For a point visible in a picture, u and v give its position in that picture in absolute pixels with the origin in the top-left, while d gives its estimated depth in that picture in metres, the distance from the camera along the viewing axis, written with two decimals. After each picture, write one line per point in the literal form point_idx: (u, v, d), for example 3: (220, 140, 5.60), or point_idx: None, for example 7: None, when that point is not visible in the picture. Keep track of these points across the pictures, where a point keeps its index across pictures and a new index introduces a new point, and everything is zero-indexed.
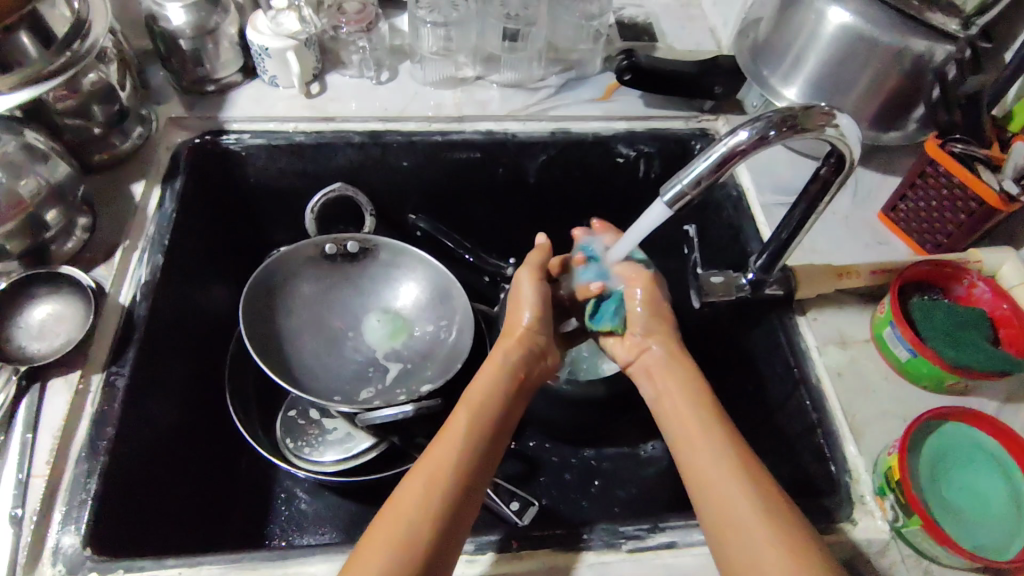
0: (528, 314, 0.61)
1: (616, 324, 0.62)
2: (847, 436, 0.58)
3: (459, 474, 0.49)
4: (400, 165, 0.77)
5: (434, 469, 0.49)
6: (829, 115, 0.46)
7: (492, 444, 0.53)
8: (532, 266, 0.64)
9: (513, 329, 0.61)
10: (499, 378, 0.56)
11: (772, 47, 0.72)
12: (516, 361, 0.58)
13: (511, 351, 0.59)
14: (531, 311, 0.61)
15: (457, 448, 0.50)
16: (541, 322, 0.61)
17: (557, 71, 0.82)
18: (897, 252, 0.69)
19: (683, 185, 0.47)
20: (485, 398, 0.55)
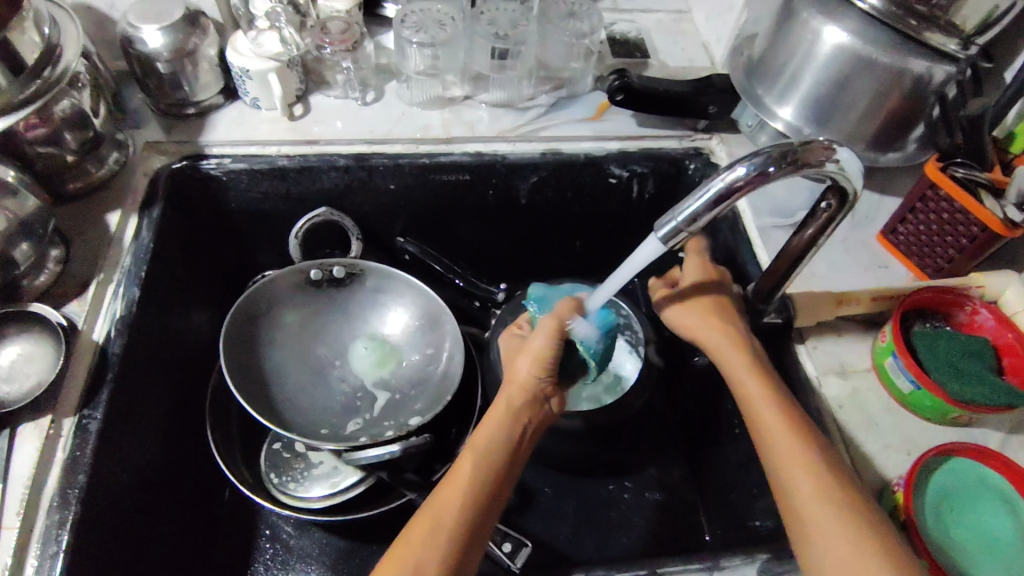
0: (526, 366, 0.54)
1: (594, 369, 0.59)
2: (849, 470, 0.56)
3: (465, 516, 0.47)
4: (387, 188, 0.75)
5: (443, 510, 0.47)
6: (829, 149, 0.44)
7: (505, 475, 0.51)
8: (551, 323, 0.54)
9: (513, 377, 0.55)
10: (505, 423, 0.53)
11: (767, 66, 0.71)
12: (522, 408, 0.54)
13: (514, 399, 0.54)
14: (531, 360, 0.54)
15: (466, 487, 0.48)
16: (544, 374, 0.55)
17: (548, 90, 0.80)
18: (898, 276, 0.68)
19: (678, 221, 0.45)
20: (490, 439, 0.51)
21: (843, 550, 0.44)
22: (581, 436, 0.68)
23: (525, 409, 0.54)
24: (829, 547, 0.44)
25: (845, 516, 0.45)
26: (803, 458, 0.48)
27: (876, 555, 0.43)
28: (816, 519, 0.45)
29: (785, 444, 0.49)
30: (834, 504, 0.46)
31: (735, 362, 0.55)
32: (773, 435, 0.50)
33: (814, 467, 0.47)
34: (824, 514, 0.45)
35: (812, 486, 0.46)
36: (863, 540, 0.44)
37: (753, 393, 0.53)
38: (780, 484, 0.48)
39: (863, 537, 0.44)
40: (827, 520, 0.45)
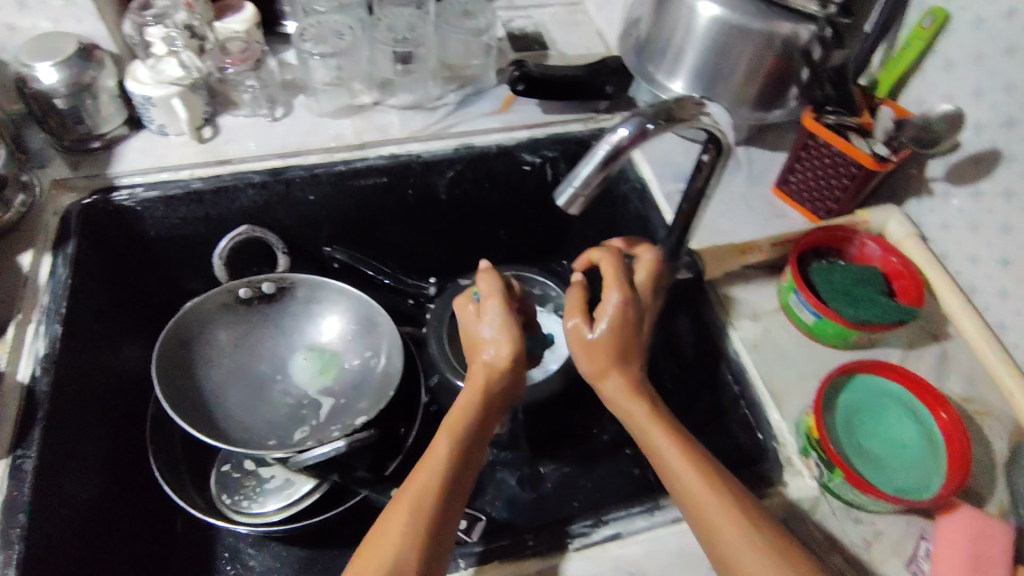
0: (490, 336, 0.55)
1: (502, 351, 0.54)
2: (769, 403, 0.61)
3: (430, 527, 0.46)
4: (307, 199, 0.76)
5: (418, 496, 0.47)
6: (700, 105, 0.49)
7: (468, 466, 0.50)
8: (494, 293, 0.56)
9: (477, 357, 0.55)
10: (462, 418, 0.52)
11: (654, 44, 0.75)
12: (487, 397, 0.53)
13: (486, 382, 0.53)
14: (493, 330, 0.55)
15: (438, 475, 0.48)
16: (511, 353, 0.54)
17: (454, 89, 0.83)
18: (795, 222, 0.73)
19: (573, 188, 0.47)
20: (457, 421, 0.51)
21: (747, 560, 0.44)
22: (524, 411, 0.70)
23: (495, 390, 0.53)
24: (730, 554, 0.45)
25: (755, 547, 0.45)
26: (717, 502, 0.46)
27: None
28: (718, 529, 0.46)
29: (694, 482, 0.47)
30: (746, 542, 0.45)
31: (637, 414, 0.52)
32: (687, 488, 0.48)
33: (725, 505, 0.46)
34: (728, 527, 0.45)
35: (723, 521, 0.46)
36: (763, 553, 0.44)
37: (663, 448, 0.50)
38: (695, 512, 0.47)
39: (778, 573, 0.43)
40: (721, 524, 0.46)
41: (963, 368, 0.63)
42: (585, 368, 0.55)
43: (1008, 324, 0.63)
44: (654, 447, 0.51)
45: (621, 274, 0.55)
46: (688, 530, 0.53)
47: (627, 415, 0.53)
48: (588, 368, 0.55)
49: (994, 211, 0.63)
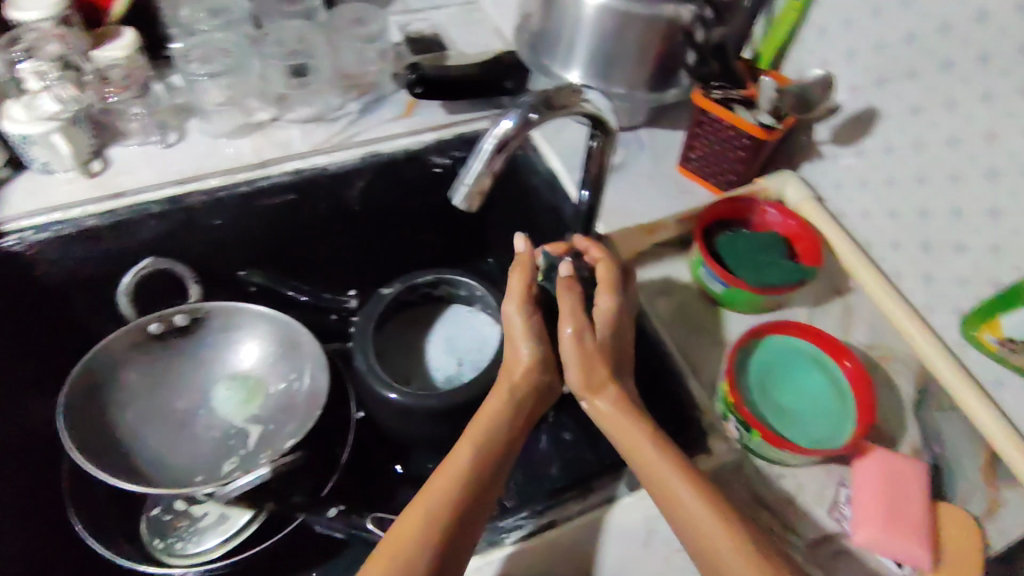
0: (524, 346, 0.58)
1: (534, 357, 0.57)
2: (688, 372, 0.63)
3: (457, 513, 0.49)
4: (214, 224, 0.73)
5: (431, 504, 0.49)
6: (579, 92, 0.50)
7: (500, 464, 0.53)
8: (518, 291, 0.58)
9: (512, 360, 0.58)
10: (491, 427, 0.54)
11: (546, 37, 0.76)
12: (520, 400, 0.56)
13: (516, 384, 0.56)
14: (528, 343, 0.58)
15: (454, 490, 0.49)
16: (543, 359, 0.58)
17: (354, 97, 0.81)
18: (701, 197, 0.75)
19: (466, 184, 0.48)
20: (480, 432, 0.53)
21: None
22: (458, 415, 0.68)
23: (525, 394, 0.56)
24: None
25: (746, 561, 0.46)
26: (718, 524, 0.48)
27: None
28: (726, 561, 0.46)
29: (705, 516, 0.48)
30: (750, 563, 0.46)
31: (635, 435, 0.53)
32: (698, 521, 0.48)
33: (725, 526, 0.47)
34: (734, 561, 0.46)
35: (722, 533, 0.47)
36: None
37: (661, 469, 0.51)
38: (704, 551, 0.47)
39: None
40: (730, 557, 0.46)
41: (867, 319, 0.66)
42: (577, 385, 0.56)
43: (903, 272, 0.66)
44: (650, 471, 0.51)
45: (616, 281, 0.59)
46: (619, 510, 0.55)
47: (626, 440, 0.53)
48: (581, 382, 0.56)
49: (878, 166, 0.66)
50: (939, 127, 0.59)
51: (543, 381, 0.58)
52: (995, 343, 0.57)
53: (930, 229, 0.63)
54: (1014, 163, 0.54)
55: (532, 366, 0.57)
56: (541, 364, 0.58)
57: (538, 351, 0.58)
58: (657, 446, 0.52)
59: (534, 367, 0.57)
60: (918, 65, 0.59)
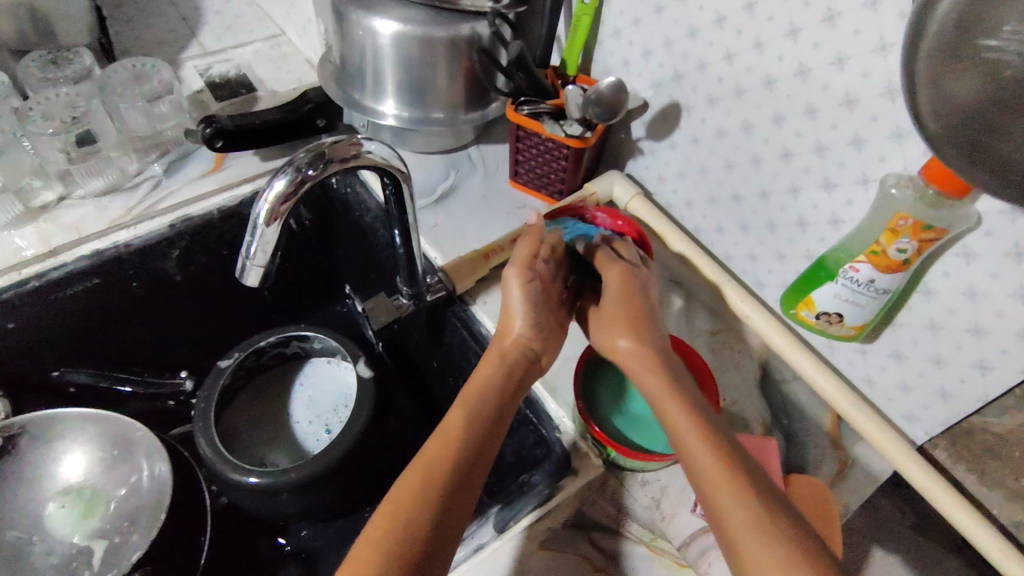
0: (522, 314, 0.56)
1: (529, 319, 0.56)
2: (544, 394, 0.62)
3: (453, 479, 0.44)
4: (8, 328, 0.64)
5: (432, 459, 0.45)
6: (357, 143, 0.47)
7: (496, 431, 0.49)
8: (521, 258, 0.56)
9: (510, 327, 0.57)
10: (492, 386, 0.51)
11: (349, 70, 0.72)
12: (515, 368, 0.54)
13: (507, 354, 0.55)
14: (525, 314, 0.56)
15: (456, 446, 0.46)
16: (536, 328, 0.57)
17: (155, 158, 0.76)
18: (536, 209, 0.74)
19: (251, 258, 0.45)
20: (481, 393, 0.51)
21: (751, 536, 0.39)
22: (321, 481, 0.63)
23: (519, 364, 0.54)
24: (734, 524, 0.40)
25: (727, 476, 0.42)
26: (722, 464, 0.42)
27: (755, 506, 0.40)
28: (727, 501, 0.41)
29: (708, 454, 0.43)
30: (756, 512, 0.40)
31: (655, 377, 0.50)
32: (698, 460, 0.43)
33: (732, 467, 0.42)
34: (737, 501, 0.40)
35: (694, 439, 0.44)
36: (774, 535, 0.38)
37: (676, 411, 0.47)
38: (704, 492, 0.42)
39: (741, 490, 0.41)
40: (729, 497, 0.41)
41: (707, 307, 0.68)
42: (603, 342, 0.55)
43: (732, 253, 0.68)
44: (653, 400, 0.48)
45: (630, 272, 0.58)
46: (489, 556, 0.52)
47: (639, 373, 0.50)
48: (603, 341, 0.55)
49: (690, 157, 0.67)
50: (734, 116, 0.61)
51: (535, 349, 0.57)
52: (812, 318, 0.59)
53: (745, 212, 0.65)
54: (802, 143, 0.56)
55: (526, 332, 0.56)
56: (535, 330, 0.57)
57: (534, 317, 0.57)
58: (675, 390, 0.48)
59: (524, 333, 0.56)
60: (704, 58, 0.60)
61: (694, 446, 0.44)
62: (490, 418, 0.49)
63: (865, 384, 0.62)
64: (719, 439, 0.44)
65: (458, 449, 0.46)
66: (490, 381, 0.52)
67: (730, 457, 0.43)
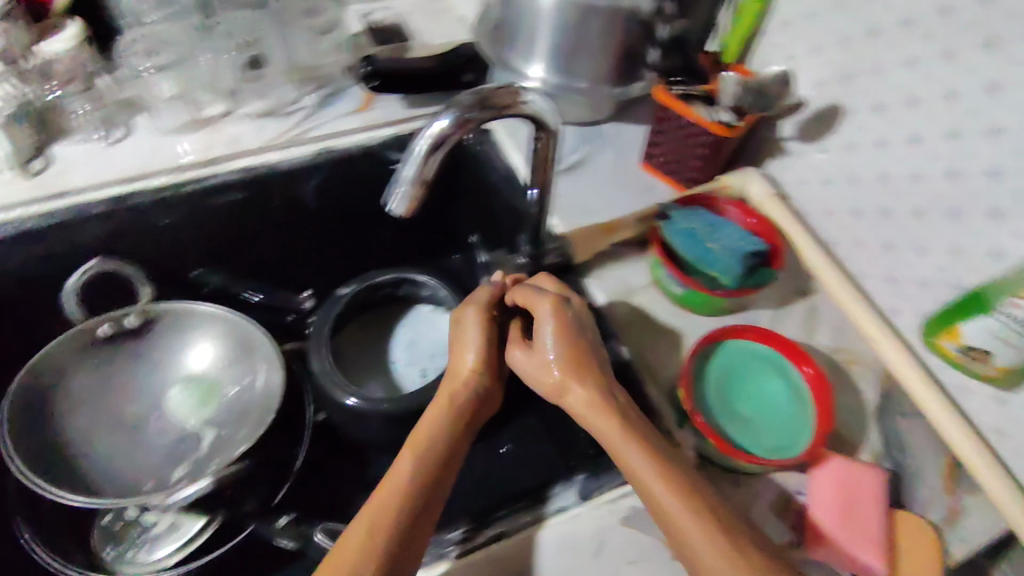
0: (471, 356, 0.58)
1: (476, 359, 0.58)
2: (646, 377, 0.60)
3: (401, 523, 0.47)
4: (162, 224, 0.70)
5: (379, 509, 0.47)
6: (519, 92, 0.48)
7: (448, 464, 0.51)
8: (477, 302, 0.59)
9: (457, 370, 0.58)
10: (436, 428, 0.53)
11: (505, 30, 0.73)
12: (464, 406, 0.55)
13: (457, 398, 0.56)
14: (475, 352, 0.58)
15: (401, 492, 0.48)
16: (486, 365, 0.58)
17: (311, 90, 0.80)
18: (664, 194, 0.72)
19: (400, 188, 0.46)
20: (426, 434, 0.52)
21: None
22: (413, 418, 0.66)
23: (467, 403, 0.56)
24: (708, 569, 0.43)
25: (697, 527, 0.45)
26: (688, 510, 0.45)
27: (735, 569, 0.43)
28: (697, 547, 0.44)
29: (672, 501, 0.46)
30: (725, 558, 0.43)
31: (604, 418, 0.51)
32: (664, 504, 0.46)
33: (696, 516, 0.45)
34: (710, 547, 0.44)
35: (659, 490, 0.47)
36: None
37: (629, 454, 0.49)
38: (678, 541, 0.45)
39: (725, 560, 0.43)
40: (700, 545, 0.44)
41: (831, 323, 0.65)
42: (536, 378, 0.56)
43: (866, 272, 0.65)
44: (615, 453, 0.50)
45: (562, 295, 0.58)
46: (570, 520, 0.53)
47: (588, 413, 0.52)
48: (541, 378, 0.55)
49: (841, 164, 0.64)
50: (902, 126, 0.57)
51: (484, 385, 0.58)
52: (954, 350, 0.56)
53: (893, 230, 0.61)
54: (975, 163, 0.53)
55: (470, 369, 0.58)
56: (479, 368, 0.58)
57: (479, 354, 0.58)
58: (627, 430, 0.50)
59: (470, 370, 0.58)
60: (881, 61, 0.57)
61: (657, 492, 0.47)
62: (436, 456, 0.51)
63: (995, 435, 0.58)
64: (679, 483, 0.47)
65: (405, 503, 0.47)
66: (437, 427, 0.53)
67: (694, 502, 0.46)
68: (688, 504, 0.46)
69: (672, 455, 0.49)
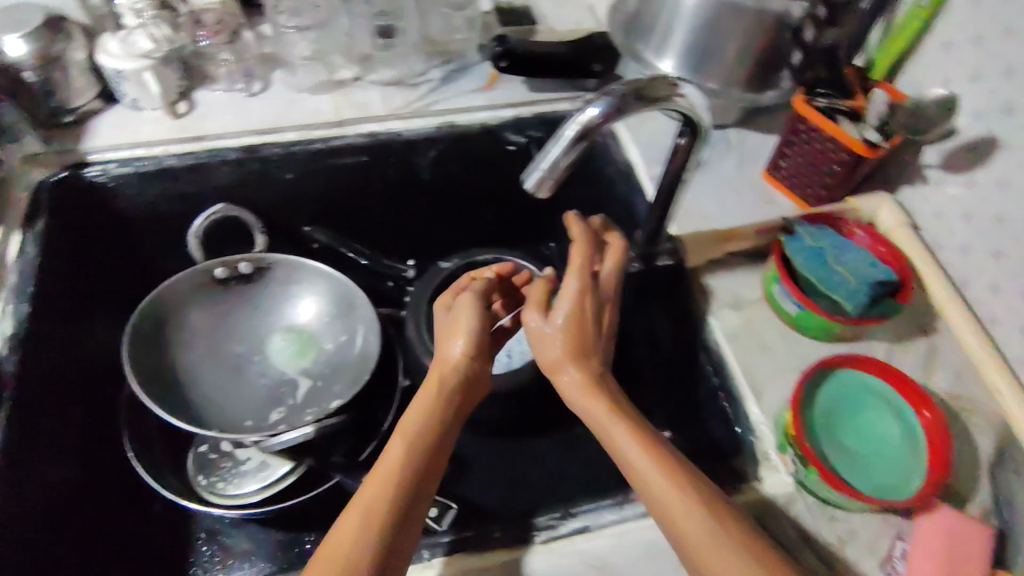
0: (460, 344, 0.55)
1: (465, 345, 0.55)
2: (748, 395, 0.59)
3: (390, 517, 0.46)
4: (285, 177, 0.74)
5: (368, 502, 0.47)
6: (674, 86, 0.47)
7: (434, 453, 0.51)
8: (468, 296, 0.58)
9: (444, 357, 0.56)
10: (424, 417, 0.52)
11: (641, 21, 0.72)
12: (452, 392, 0.54)
13: (443, 382, 0.54)
14: (464, 339, 0.56)
15: (388, 486, 0.48)
16: (477, 351, 0.56)
17: (438, 64, 0.80)
18: (784, 209, 0.70)
19: (541, 170, 0.46)
20: (416, 421, 0.52)
21: None
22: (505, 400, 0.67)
23: (456, 389, 0.54)
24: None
25: (705, 533, 0.44)
26: (694, 514, 0.45)
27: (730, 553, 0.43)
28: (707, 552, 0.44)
29: (683, 506, 0.45)
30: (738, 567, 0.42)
31: (599, 409, 0.51)
32: (670, 508, 0.46)
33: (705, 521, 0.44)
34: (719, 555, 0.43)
35: (665, 491, 0.46)
36: None
37: (629, 452, 0.48)
38: (688, 546, 0.45)
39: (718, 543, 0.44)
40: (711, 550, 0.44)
41: (953, 365, 0.61)
42: (539, 358, 0.54)
43: (1000, 318, 0.61)
44: (608, 433, 0.50)
45: (586, 267, 0.55)
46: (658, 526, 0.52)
47: (586, 402, 0.51)
48: (542, 359, 0.54)
49: (988, 201, 0.60)
50: None
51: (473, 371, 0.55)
52: None
53: None
54: None
55: (459, 352, 0.55)
56: (466, 352, 0.55)
57: (466, 340, 0.55)
58: (627, 428, 0.49)
59: (460, 354, 0.55)
60: None
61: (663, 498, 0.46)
62: (423, 447, 0.50)
63: None
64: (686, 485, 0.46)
65: (396, 490, 0.47)
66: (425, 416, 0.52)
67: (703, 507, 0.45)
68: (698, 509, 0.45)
69: (673, 455, 0.48)
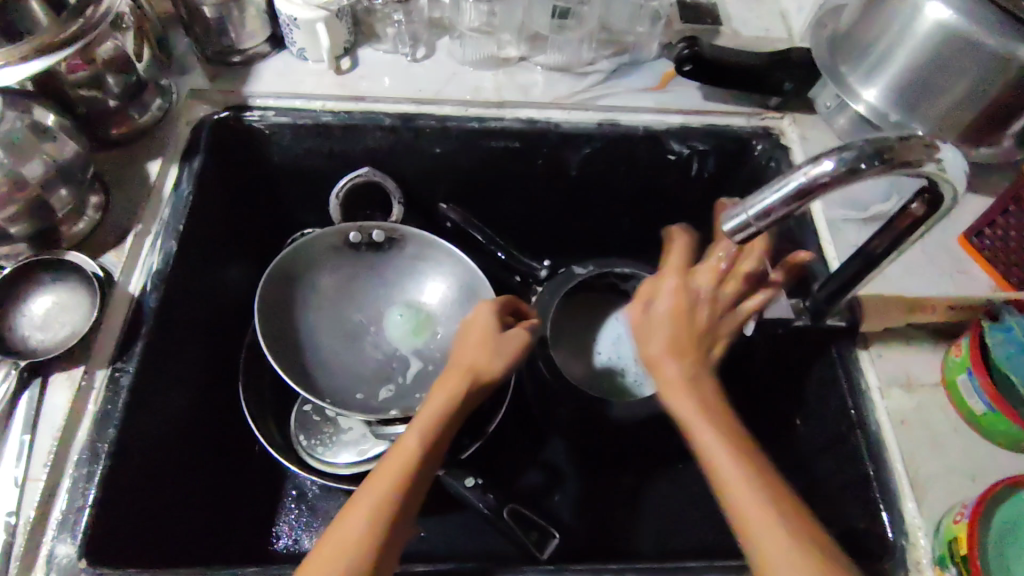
0: (482, 348, 0.54)
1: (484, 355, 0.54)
2: (906, 491, 0.52)
3: (393, 507, 0.44)
4: (433, 151, 0.71)
5: (377, 489, 0.44)
6: (933, 148, 0.40)
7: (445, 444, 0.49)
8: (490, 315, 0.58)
9: (460, 358, 0.55)
10: (440, 405, 0.50)
11: (853, 40, 0.63)
12: (470, 391, 0.52)
13: (462, 380, 0.52)
14: (493, 348, 0.55)
15: (400, 471, 0.45)
16: (496, 355, 0.55)
17: (609, 55, 0.75)
18: (979, 284, 0.61)
19: (748, 216, 0.41)
20: (430, 410, 0.50)
21: None
22: None
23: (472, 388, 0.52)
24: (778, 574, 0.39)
25: (765, 517, 0.40)
26: (755, 497, 0.41)
27: (785, 534, 0.40)
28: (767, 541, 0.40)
29: (739, 485, 0.42)
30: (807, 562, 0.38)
31: (673, 378, 0.49)
32: (729, 485, 0.42)
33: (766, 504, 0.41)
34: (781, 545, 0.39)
35: (727, 468, 0.43)
36: None
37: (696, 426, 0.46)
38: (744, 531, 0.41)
39: (774, 515, 0.40)
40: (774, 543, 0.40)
41: None
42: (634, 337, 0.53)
43: None
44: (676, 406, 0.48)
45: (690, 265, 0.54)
46: None
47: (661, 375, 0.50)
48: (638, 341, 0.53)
49: None
50: None
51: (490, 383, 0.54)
52: None
53: None
54: None
55: (477, 355, 0.54)
56: (486, 360, 0.54)
57: (487, 351, 0.55)
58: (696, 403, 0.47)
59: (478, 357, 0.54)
60: None
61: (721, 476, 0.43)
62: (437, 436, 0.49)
63: None
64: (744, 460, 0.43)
65: (402, 476, 0.45)
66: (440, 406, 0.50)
67: (763, 489, 0.42)
68: (757, 493, 0.41)
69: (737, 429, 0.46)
